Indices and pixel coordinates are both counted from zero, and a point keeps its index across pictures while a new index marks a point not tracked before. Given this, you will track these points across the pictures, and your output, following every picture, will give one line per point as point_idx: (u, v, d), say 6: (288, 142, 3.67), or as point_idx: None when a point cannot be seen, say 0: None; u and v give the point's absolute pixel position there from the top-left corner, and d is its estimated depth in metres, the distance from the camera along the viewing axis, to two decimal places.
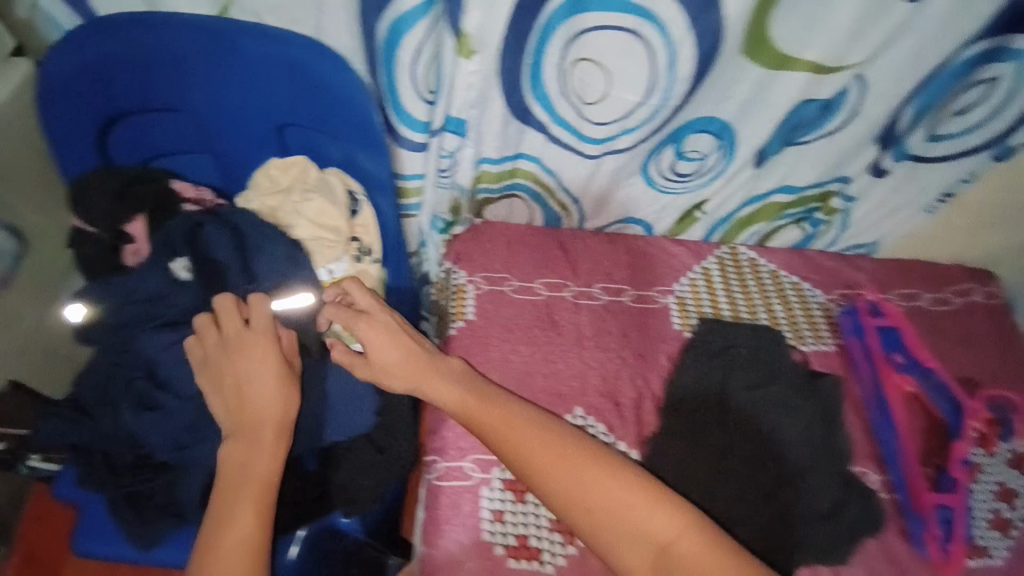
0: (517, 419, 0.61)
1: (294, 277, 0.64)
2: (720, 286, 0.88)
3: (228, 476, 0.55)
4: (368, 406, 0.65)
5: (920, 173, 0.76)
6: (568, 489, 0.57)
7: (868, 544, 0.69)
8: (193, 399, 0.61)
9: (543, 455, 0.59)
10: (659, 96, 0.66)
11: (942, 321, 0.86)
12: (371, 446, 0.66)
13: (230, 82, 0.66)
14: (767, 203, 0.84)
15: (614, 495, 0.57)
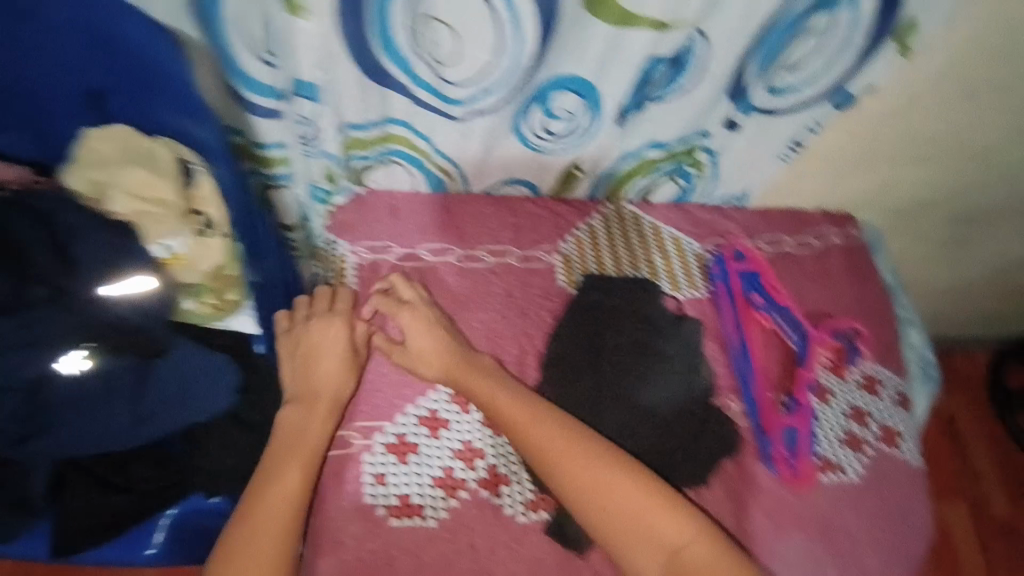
0: (542, 419, 0.71)
1: (124, 262, 0.70)
2: (605, 242, 0.92)
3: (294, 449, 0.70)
4: (226, 384, 0.75)
5: (771, 125, 0.81)
6: (565, 466, 0.69)
7: (727, 467, 0.76)
8: (19, 392, 0.67)
9: (570, 458, 0.69)
10: (509, 57, 0.67)
11: (804, 262, 0.94)
12: (234, 423, 0.77)
13: (38, 54, 0.68)
14: (642, 158, 0.88)
15: (612, 480, 0.68)
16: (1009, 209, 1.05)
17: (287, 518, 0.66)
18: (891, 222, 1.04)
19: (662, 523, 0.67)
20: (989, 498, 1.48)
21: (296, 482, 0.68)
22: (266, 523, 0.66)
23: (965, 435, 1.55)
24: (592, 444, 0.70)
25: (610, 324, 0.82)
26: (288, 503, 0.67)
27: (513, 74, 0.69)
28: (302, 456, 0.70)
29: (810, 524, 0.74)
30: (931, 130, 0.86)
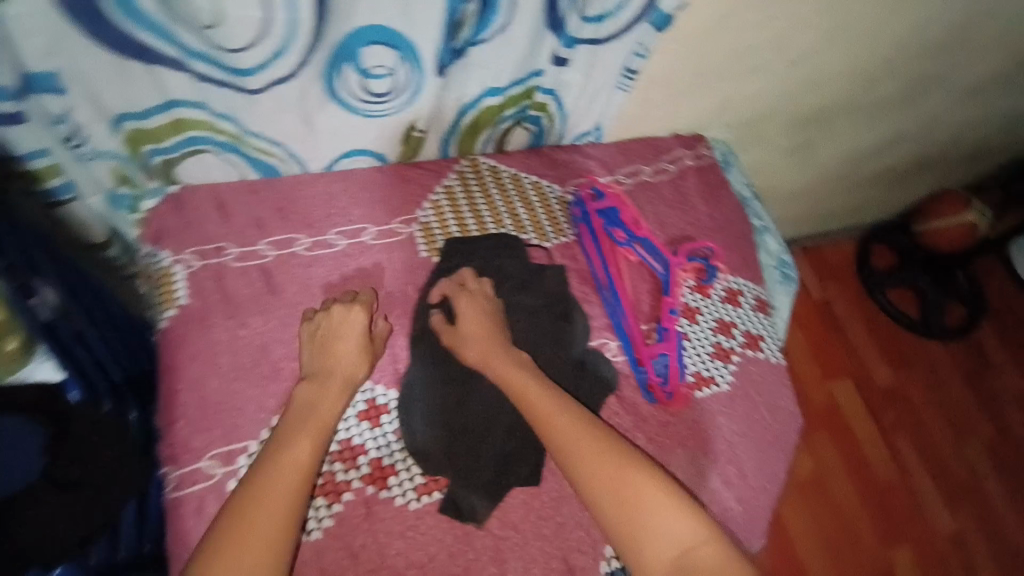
0: (570, 410, 0.71)
1: None
2: (464, 201, 0.86)
3: (306, 425, 0.67)
4: (32, 447, 0.64)
5: (600, 55, 0.78)
6: (572, 438, 0.68)
7: (609, 403, 0.78)
8: None
9: (588, 450, 0.68)
10: (283, 10, 0.58)
11: (661, 188, 0.96)
12: (55, 485, 0.64)
13: None
14: (483, 107, 0.82)
15: (615, 467, 0.67)
16: (834, 108, 1.13)
17: (288, 498, 0.62)
18: (736, 134, 1.09)
19: (664, 513, 0.65)
20: (872, 370, 1.65)
21: (304, 463, 0.64)
22: (269, 500, 0.61)
23: (843, 320, 1.71)
24: (584, 423, 0.70)
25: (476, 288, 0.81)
26: (290, 483, 0.63)
27: (297, 30, 0.60)
28: (316, 432, 0.67)
29: (691, 440, 0.78)
30: (755, 40, 0.88)
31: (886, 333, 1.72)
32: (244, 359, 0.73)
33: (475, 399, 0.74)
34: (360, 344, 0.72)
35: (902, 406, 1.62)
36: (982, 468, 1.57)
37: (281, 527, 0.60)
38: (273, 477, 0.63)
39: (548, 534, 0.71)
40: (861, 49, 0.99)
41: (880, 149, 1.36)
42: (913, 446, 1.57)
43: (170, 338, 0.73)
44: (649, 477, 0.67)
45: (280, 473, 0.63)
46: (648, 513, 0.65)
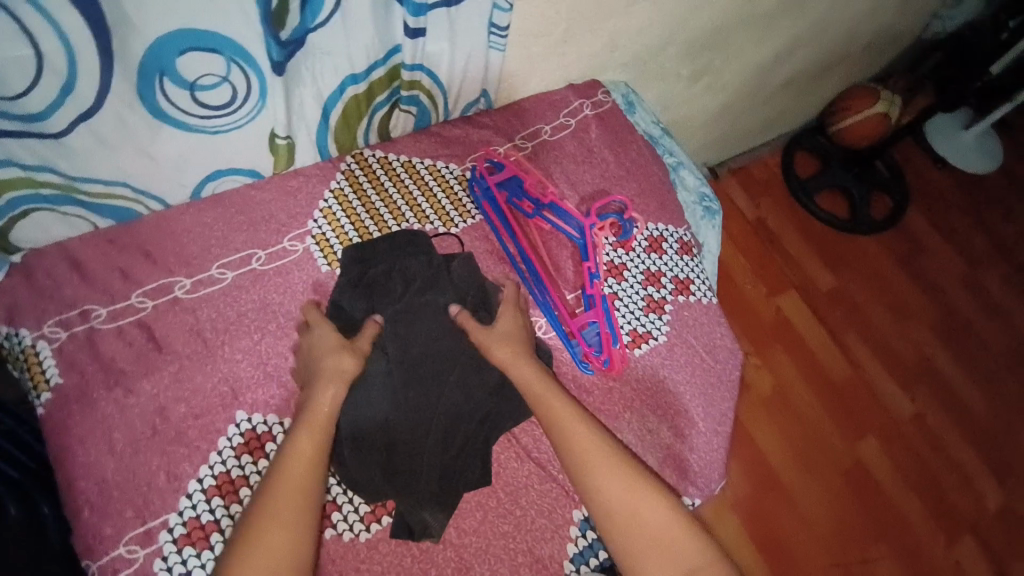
0: (580, 416, 0.66)
1: None
2: (357, 201, 0.79)
3: (306, 422, 0.60)
4: None
5: (460, 18, 0.71)
6: (583, 445, 0.64)
7: None
8: None
9: (600, 458, 0.64)
10: (51, 37, 0.49)
11: (566, 145, 0.91)
12: None
13: None
14: (347, 99, 0.74)
15: (626, 480, 0.63)
16: (726, 28, 1.09)
17: (305, 502, 0.56)
18: (632, 73, 1.05)
19: (664, 522, 0.62)
20: (815, 278, 1.69)
21: (317, 466, 0.58)
22: (282, 509, 0.55)
23: (780, 234, 1.73)
24: (595, 430, 0.66)
25: (391, 290, 0.72)
26: (305, 476, 0.57)
27: (79, 55, 0.51)
28: (323, 426, 0.61)
29: (637, 401, 0.76)
30: None
31: (821, 238, 1.76)
32: (140, 428, 0.62)
33: (411, 415, 0.67)
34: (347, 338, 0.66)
35: (847, 306, 1.67)
36: (928, 348, 1.65)
37: (300, 535, 0.55)
38: (285, 484, 0.56)
39: (509, 530, 0.67)
40: None
41: (783, 58, 1.34)
42: (862, 341, 1.63)
43: (50, 427, 0.61)
44: (652, 484, 0.64)
45: (294, 479, 0.57)
46: (648, 522, 0.61)
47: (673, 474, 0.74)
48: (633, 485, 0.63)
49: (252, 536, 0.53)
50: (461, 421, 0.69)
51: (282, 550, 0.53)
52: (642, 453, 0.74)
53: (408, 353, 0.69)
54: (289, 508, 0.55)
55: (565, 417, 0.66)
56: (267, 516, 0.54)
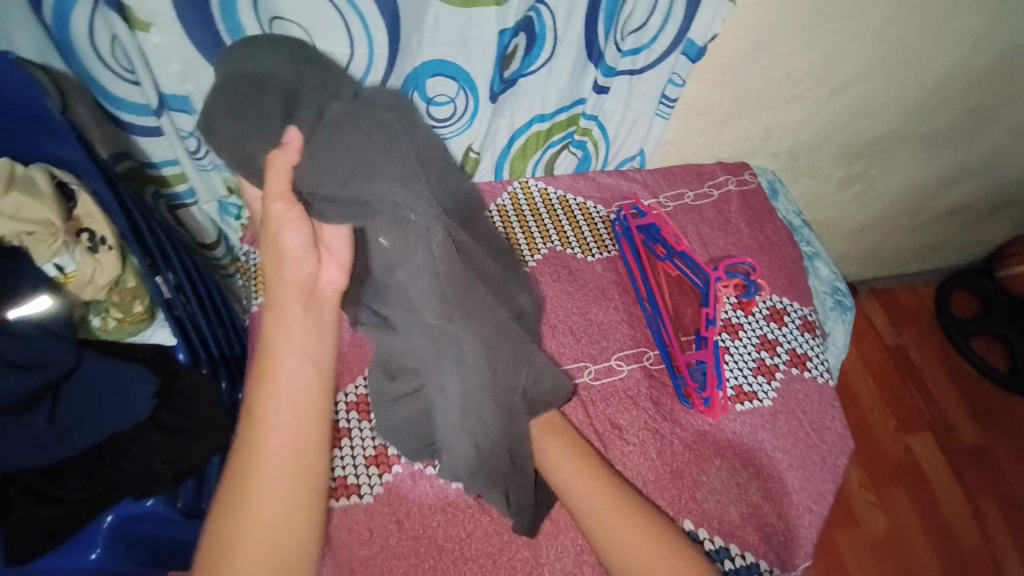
0: (602, 482, 0.64)
1: (19, 281, 0.61)
2: (515, 219, 0.93)
3: (267, 385, 0.54)
4: (145, 390, 0.62)
5: (637, 87, 0.86)
6: (600, 509, 0.62)
7: (647, 409, 0.79)
8: None
9: (617, 522, 0.61)
10: (365, 44, 0.68)
11: (705, 209, 0.99)
12: (158, 428, 0.64)
13: None
14: (531, 133, 0.91)
15: (645, 543, 0.60)
16: (887, 141, 1.14)
17: (301, 462, 0.54)
18: (782, 164, 1.12)
19: None
20: (957, 428, 1.50)
21: (297, 429, 0.54)
22: (266, 482, 0.52)
23: (922, 369, 1.58)
24: (615, 497, 0.63)
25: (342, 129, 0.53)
26: (292, 437, 0.54)
27: (375, 62, 0.71)
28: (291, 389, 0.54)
29: (730, 451, 0.77)
30: (795, 70, 0.92)
31: (968, 385, 1.57)
32: None
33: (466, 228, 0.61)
34: (305, 244, 0.53)
35: (990, 468, 1.46)
36: None
37: (300, 503, 0.53)
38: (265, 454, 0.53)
39: (581, 527, 0.69)
40: (905, 79, 1.00)
41: (946, 185, 1.33)
42: (1001, 512, 1.40)
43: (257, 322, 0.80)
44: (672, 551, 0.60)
45: (269, 448, 0.53)
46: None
47: (753, 534, 0.73)
48: (650, 551, 0.60)
49: (237, 508, 0.51)
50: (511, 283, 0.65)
51: (281, 524, 0.52)
52: (725, 502, 0.74)
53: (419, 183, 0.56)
54: (277, 490, 0.52)
55: (582, 477, 0.65)
56: (251, 496, 0.52)
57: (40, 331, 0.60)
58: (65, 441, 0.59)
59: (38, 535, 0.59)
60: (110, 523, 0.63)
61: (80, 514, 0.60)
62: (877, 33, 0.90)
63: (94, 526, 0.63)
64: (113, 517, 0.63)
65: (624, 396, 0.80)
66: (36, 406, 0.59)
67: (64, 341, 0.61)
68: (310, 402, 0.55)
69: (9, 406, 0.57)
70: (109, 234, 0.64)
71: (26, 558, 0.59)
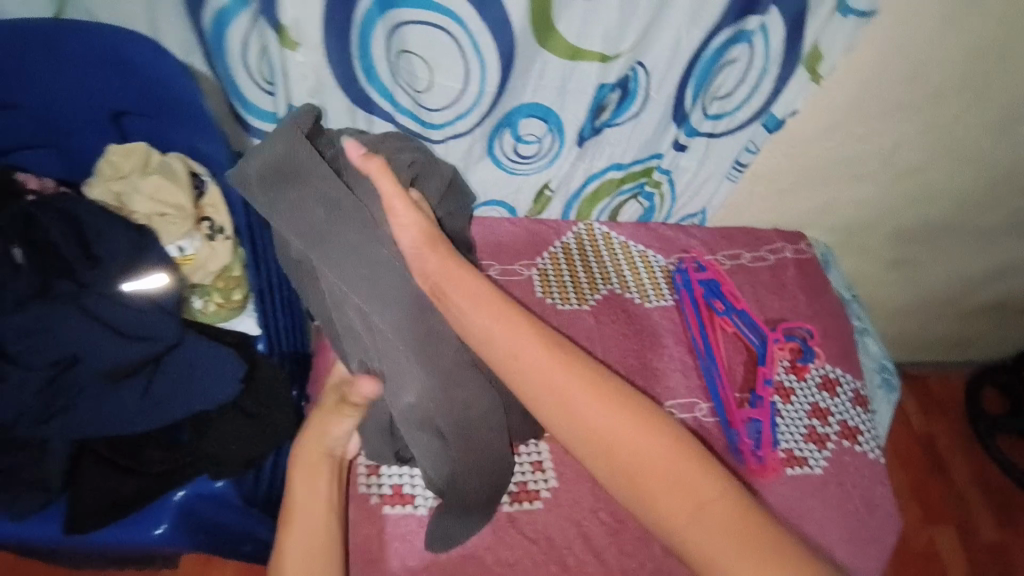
0: (502, 309, 0.60)
1: (145, 257, 0.64)
2: (577, 258, 0.97)
3: (291, 527, 0.58)
4: (231, 373, 0.64)
5: (713, 148, 0.89)
6: (498, 336, 0.59)
7: None
8: (39, 372, 0.58)
9: (520, 356, 0.58)
10: (478, 83, 0.74)
11: (763, 273, 1.01)
12: (241, 413, 0.66)
13: (54, 74, 0.65)
14: (605, 179, 0.95)
15: (549, 367, 0.58)
16: (940, 230, 1.17)
17: None
18: (836, 237, 1.15)
19: (591, 405, 0.57)
20: (978, 527, 1.45)
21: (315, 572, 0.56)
22: None
23: (950, 462, 1.54)
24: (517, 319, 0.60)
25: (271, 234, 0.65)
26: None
27: (482, 100, 0.76)
28: (317, 533, 0.58)
29: (781, 513, 0.77)
30: (863, 151, 0.96)
31: (994, 483, 1.53)
32: None
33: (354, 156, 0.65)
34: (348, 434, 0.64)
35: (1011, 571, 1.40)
36: None
37: None
38: None
39: (630, 569, 0.69)
40: (966, 173, 1.04)
41: (992, 280, 1.34)
42: None
43: None
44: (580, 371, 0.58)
45: None
46: (570, 402, 0.57)
47: None
48: (555, 369, 0.58)
49: None
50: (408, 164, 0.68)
51: None
52: None
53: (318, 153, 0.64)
54: None
55: (487, 299, 0.60)
56: None
57: (154, 308, 0.63)
58: (152, 415, 0.61)
59: (104, 506, 0.60)
60: (180, 502, 0.64)
61: (152, 489, 0.62)
62: (944, 128, 0.94)
63: (163, 502, 0.64)
64: (184, 493, 0.64)
65: None
66: (135, 377, 0.61)
67: (169, 322, 0.63)
68: (311, 534, 0.58)
69: (108, 374, 0.60)
70: (230, 232, 0.69)
71: (86, 528, 0.59)
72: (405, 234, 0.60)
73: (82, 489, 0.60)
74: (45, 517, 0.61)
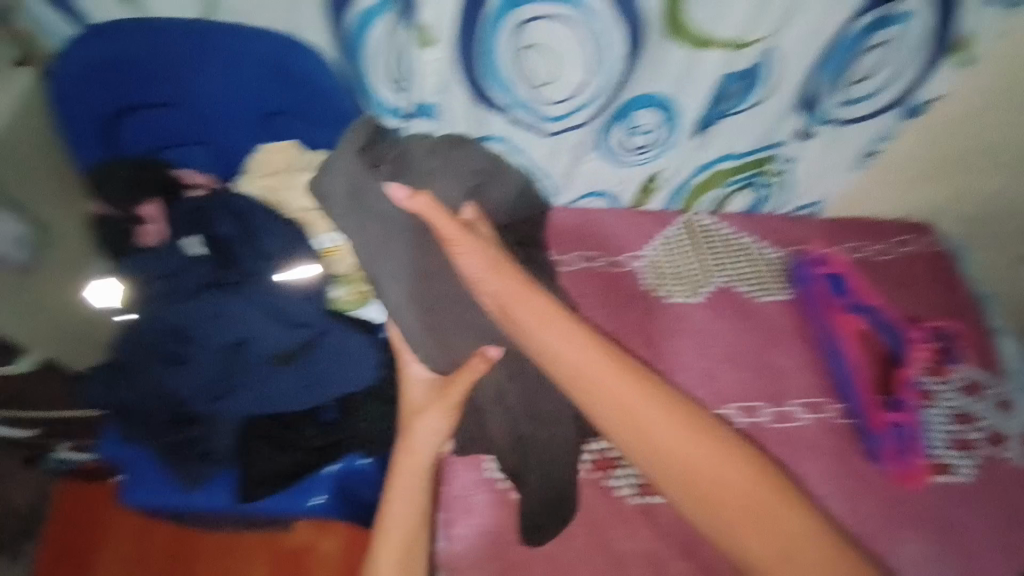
0: (576, 338, 0.68)
1: (300, 248, 0.70)
2: (684, 250, 0.95)
3: (389, 508, 0.68)
4: (371, 360, 0.71)
5: (841, 137, 0.85)
6: (575, 360, 0.67)
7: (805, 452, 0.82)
8: (216, 352, 0.68)
9: (596, 381, 0.67)
10: (602, 75, 0.73)
11: (886, 268, 0.95)
12: (379, 397, 0.72)
13: (215, 75, 0.69)
14: (716, 170, 0.91)
15: (621, 392, 0.67)
16: None
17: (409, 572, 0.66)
18: (972, 232, 1.03)
19: (663, 428, 0.66)
20: None
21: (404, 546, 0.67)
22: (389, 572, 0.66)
23: None
24: (587, 344, 0.68)
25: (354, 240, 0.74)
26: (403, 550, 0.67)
27: (602, 90, 0.76)
28: (410, 515, 0.68)
29: (910, 517, 0.79)
30: (1009, 137, 0.88)
31: None
32: None
33: (420, 173, 0.76)
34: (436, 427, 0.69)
35: None
36: None
37: None
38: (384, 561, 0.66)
39: None
40: None
41: None
42: None
43: None
44: (651, 395, 0.67)
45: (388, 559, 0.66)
46: (643, 423, 0.66)
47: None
48: (628, 391, 0.67)
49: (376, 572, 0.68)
50: (462, 185, 0.79)
51: None
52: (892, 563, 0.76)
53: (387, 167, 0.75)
54: None
55: (559, 326, 0.69)
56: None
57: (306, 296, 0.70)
58: (309, 393, 0.69)
59: (270, 476, 0.68)
60: (332, 477, 0.72)
61: (308, 464, 0.69)
62: None
63: (314, 478, 0.71)
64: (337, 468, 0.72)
65: (804, 446, 0.82)
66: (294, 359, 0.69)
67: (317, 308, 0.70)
68: (405, 514, 0.68)
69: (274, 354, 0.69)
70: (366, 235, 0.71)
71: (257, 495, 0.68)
72: (470, 261, 0.69)
73: (253, 462, 0.68)
74: (219, 485, 0.70)
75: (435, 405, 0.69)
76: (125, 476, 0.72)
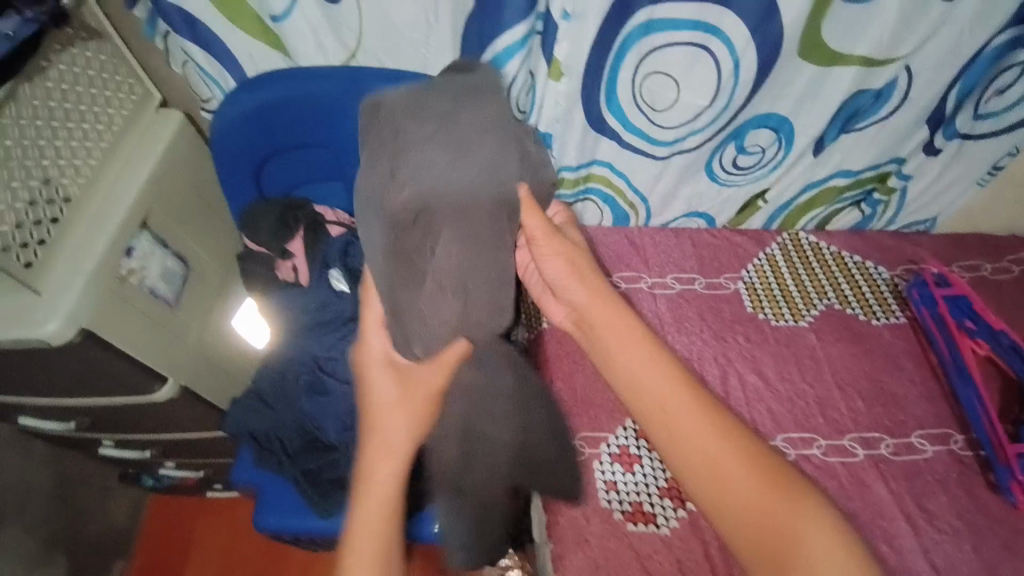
0: (642, 347, 0.59)
1: None
2: (786, 270, 0.92)
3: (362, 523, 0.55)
4: None
5: (966, 150, 0.84)
6: (640, 373, 0.58)
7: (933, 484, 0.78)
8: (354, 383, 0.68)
9: (653, 396, 0.57)
10: (725, 98, 0.72)
11: (1010, 289, 0.90)
12: None
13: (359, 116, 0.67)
14: (824, 187, 0.89)
15: (682, 411, 0.56)
16: None
17: None
18: None
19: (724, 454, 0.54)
20: None
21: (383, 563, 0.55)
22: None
23: None
24: (654, 357, 0.58)
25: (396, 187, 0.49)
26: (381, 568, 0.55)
27: (723, 113, 0.74)
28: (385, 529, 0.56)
29: None
30: None
31: None
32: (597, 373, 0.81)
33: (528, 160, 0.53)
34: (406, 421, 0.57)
35: None
36: None
37: None
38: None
39: None
40: None
41: None
42: None
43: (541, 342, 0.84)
44: (717, 421, 0.55)
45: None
46: (698, 445, 0.54)
47: None
48: (688, 411, 0.56)
49: None
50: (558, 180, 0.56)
51: None
52: None
53: (505, 124, 0.51)
54: None
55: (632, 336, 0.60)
56: None
57: None
58: None
59: None
60: None
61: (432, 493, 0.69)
62: None
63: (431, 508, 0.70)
64: None
65: (930, 478, 0.78)
66: None
67: None
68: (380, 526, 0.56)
69: None
70: None
71: None
72: (551, 266, 0.62)
73: None
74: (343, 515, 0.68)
75: (405, 402, 0.57)
76: (257, 500, 0.73)
